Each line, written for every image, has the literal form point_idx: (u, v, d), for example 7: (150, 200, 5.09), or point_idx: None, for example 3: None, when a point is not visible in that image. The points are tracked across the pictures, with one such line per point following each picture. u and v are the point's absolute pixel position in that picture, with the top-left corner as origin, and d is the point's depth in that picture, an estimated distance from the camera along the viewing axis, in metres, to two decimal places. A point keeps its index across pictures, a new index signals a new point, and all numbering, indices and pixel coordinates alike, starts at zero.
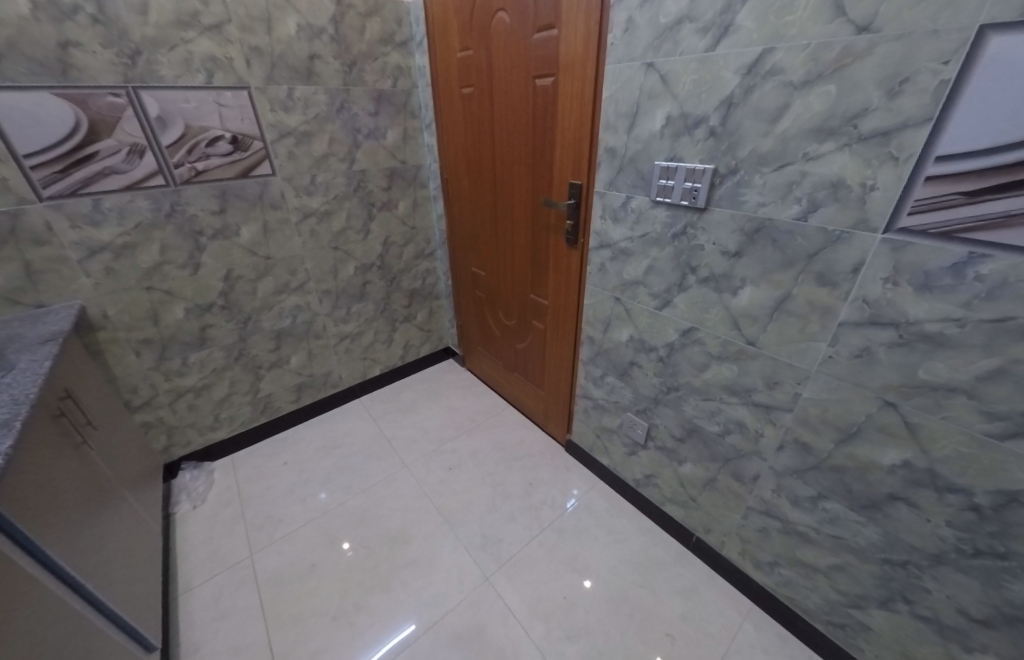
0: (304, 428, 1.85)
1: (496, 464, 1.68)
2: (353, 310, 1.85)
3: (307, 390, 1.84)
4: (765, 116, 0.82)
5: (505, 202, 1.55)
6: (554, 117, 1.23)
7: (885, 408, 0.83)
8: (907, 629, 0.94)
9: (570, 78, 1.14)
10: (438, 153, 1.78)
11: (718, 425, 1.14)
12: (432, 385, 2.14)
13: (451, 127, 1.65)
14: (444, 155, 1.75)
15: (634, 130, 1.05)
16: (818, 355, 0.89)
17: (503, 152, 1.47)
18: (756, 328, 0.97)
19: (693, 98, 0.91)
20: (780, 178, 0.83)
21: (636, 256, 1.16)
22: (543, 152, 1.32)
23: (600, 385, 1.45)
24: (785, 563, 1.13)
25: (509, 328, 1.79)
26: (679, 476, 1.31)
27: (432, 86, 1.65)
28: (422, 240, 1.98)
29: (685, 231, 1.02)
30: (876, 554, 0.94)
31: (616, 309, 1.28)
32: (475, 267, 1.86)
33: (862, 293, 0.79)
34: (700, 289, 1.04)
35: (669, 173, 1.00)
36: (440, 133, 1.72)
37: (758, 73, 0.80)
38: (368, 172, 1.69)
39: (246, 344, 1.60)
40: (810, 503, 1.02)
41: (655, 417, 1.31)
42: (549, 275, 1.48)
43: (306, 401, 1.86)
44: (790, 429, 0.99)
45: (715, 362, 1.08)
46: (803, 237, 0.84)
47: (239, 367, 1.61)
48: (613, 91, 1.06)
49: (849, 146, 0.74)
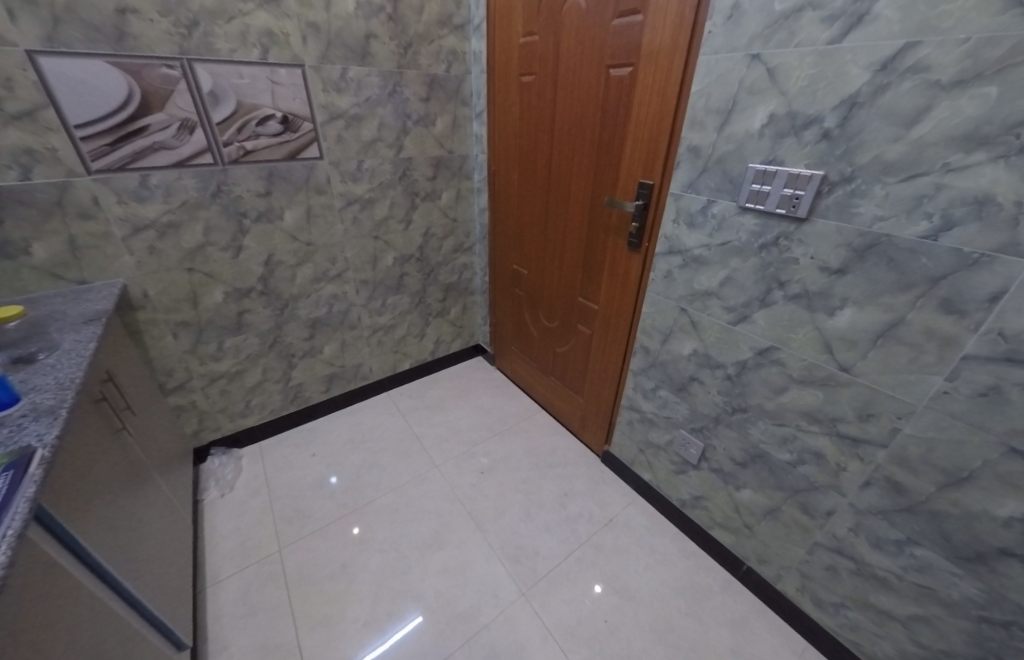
0: (331, 420, 1.79)
1: (529, 471, 1.59)
2: (388, 302, 1.79)
3: (336, 381, 1.78)
4: (898, 120, 0.73)
5: (560, 198, 1.46)
6: (628, 111, 1.15)
7: (1009, 455, 0.74)
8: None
9: (653, 69, 1.05)
10: (487, 143, 1.70)
11: (790, 454, 1.04)
12: (461, 383, 2.06)
13: (504, 117, 1.57)
14: (494, 147, 1.67)
15: (726, 129, 0.96)
16: (930, 389, 0.80)
17: (562, 146, 1.38)
18: (854, 353, 0.88)
19: (807, 95, 0.82)
20: (908, 190, 0.75)
21: (712, 265, 1.07)
22: (611, 149, 1.23)
23: (651, 398, 1.35)
24: (853, 606, 1.03)
25: (550, 330, 1.70)
26: (735, 501, 1.21)
27: (488, 72, 1.57)
28: (462, 232, 1.90)
29: (777, 242, 0.93)
30: (972, 611, 0.84)
31: (680, 320, 1.19)
32: (517, 265, 1.77)
33: (999, 325, 0.70)
34: (787, 305, 0.96)
35: (765, 177, 0.91)
36: (492, 123, 1.63)
37: (896, 69, 0.72)
38: (414, 160, 1.62)
39: (281, 331, 1.54)
40: (895, 547, 0.92)
41: (713, 438, 1.20)
42: (602, 279, 1.39)
43: (335, 393, 1.80)
44: (881, 466, 0.90)
45: (797, 386, 0.98)
46: (928, 257, 0.75)
47: (273, 356, 1.56)
48: (704, 85, 0.97)
49: (1005, 157, 0.65)
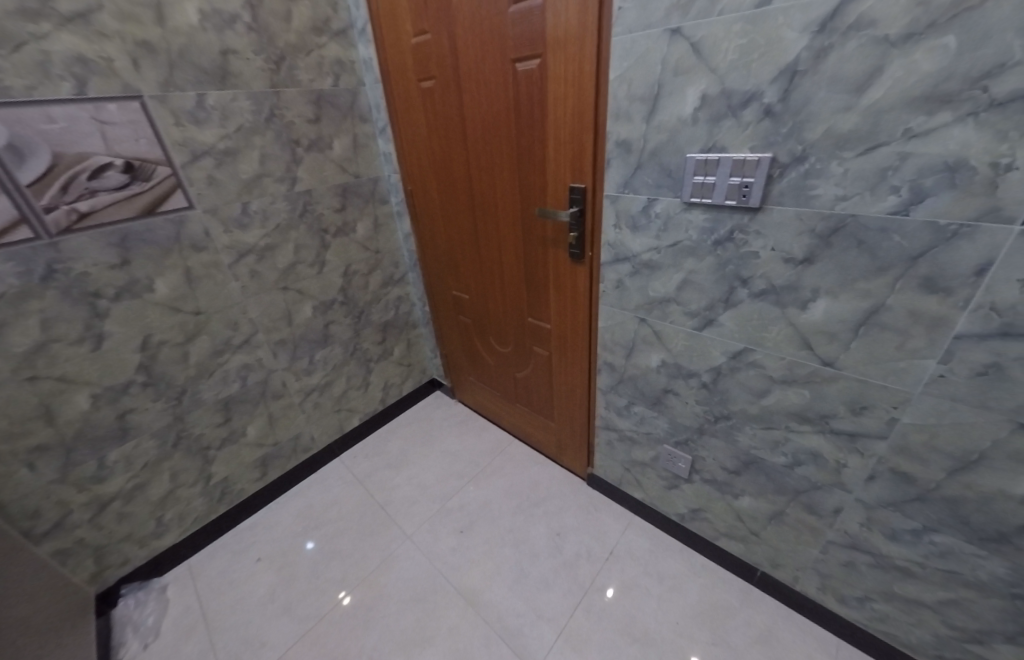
0: (276, 508, 1.54)
1: (513, 516, 1.43)
2: (317, 357, 1.56)
3: (271, 463, 1.53)
4: (847, 86, 0.64)
5: (488, 213, 1.30)
6: (544, 109, 1.01)
7: (1020, 432, 0.67)
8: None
9: (563, 59, 0.92)
10: (398, 161, 1.51)
11: (784, 458, 0.96)
12: (421, 427, 1.87)
13: (411, 130, 1.39)
14: (406, 166, 1.49)
15: (656, 117, 0.84)
16: (923, 374, 0.72)
17: (479, 157, 1.23)
18: (835, 346, 0.80)
19: (740, 69, 0.72)
20: (868, 164, 0.66)
21: (665, 269, 0.95)
22: (533, 154, 1.09)
23: (626, 415, 1.23)
24: (879, 598, 0.94)
25: (505, 356, 1.55)
26: (735, 511, 1.11)
27: (383, 81, 1.38)
28: (389, 263, 1.70)
29: (732, 236, 0.83)
30: (1004, 589, 0.77)
31: (641, 331, 1.07)
32: (456, 290, 1.60)
33: (990, 299, 0.63)
34: (754, 304, 0.86)
35: (708, 167, 0.80)
36: (399, 139, 1.45)
37: (837, 28, 0.62)
38: (315, 192, 1.40)
39: (184, 423, 1.27)
40: (912, 536, 0.84)
41: (700, 450, 1.10)
42: (550, 297, 1.26)
43: (272, 476, 1.55)
44: (883, 458, 0.82)
45: (780, 386, 0.89)
46: (901, 235, 0.67)
47: (180, 455, 1.29)
48: (623, 69, 0.85)
49: (974, 115, 0.57)
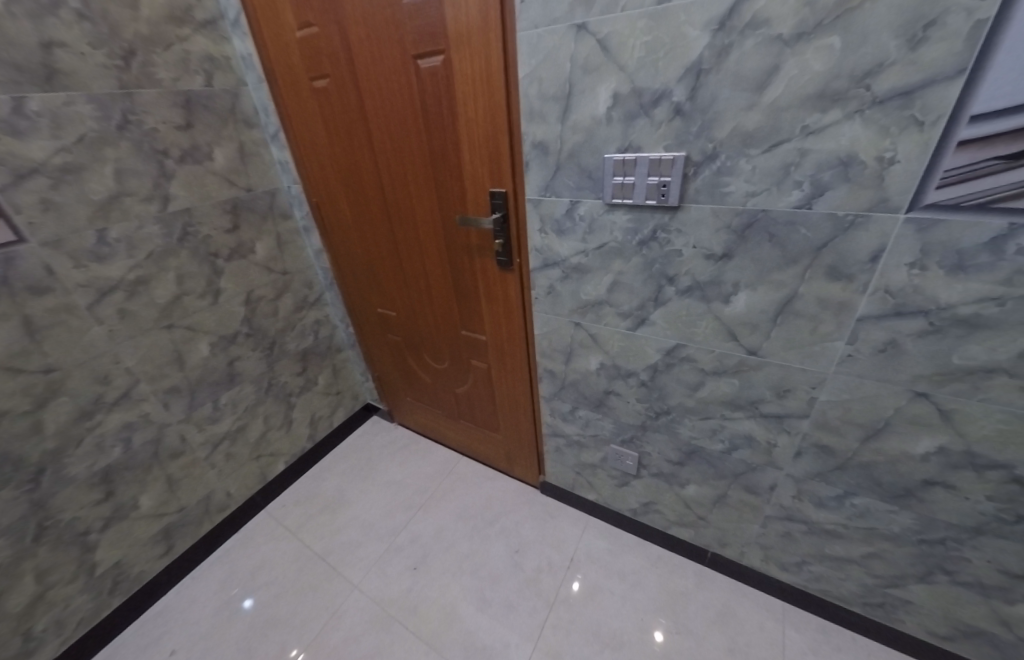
0: (191, 582, 1.33)
1: (469, 541, 1.38)
2: (223, 401, 1.36)
3: (177, 533, 1.32)
4: (748, 84, 0.65)
5: (405, 223, 1.21)
6: (454, 110, 0.94)
7: (916, 399, 0.75)
8: (953, 600, 0.89)
9: (467, 56, 0.85)
10: (297, 170, 1.36)
11: (722, 444, 1.00)
12: (360, 459, 1.73)
13: (308, 135, 1.25)
14: (308, 176, 1.34)
15: (570, 117, 0.81)
16: (835, 355, 0.78)
17: (389, 163, 1.13)
18: (757, 335, 0.83)
19: (648, 67, 0.70)
20: (773, 160, 0.68)
21: (594, 272, 0.94)
22: (447, 158, 1.02)
23: (572, 420, 1.24)
24: (814, 560, 1.03)
25: (443, 371, 1.49)
26: (683, 499, 1.15)
27: (269, 81, 1.22)
28: (301, 284, 1.54)
29: (656, 236, 0.83)
30: (912, 537, 0.87)
31: (577, 335, 1.05)
32: (382, 308, 1.50)
33: (884, 282, 0.69)
34: (682, 302, 0.87)
35: (626, 168, 0.79)
36: (295, 145, 1.30)
37: (735, 26, 0.63)
38: (197, 210, 1.21)
39: (48, 509, 1.04)
40: (836, 502, 0.92)
41: (645, 445, 1.13)
42: (481, 308, 1.21)
43: (179, 550, 1.33)
44: (807, 434, 0.88)
45: (712, 378, 0.92)
46: (807, 228, 0.70)
47: (46, 550, 1.05)
48: (531, 67, 0.80)
49: (860, 112, 0.61)
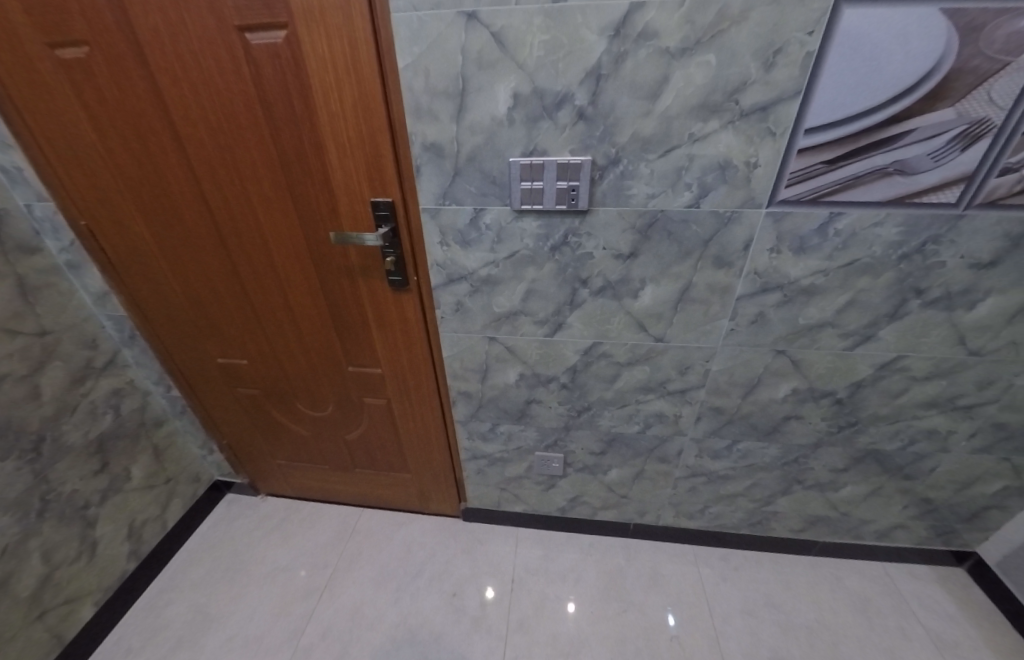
0: None
1: (396, 605, 1.32)
2: None
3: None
4: (643, 92, 0.68)
5: (253, 244, 0.97)
6: (310, 104, 0.76)
7: (777, 355, 0.95)
8: (805, 501, 1.22)
9: (323, 36, 0.69)
10: (59, 179, 0.98)
11: (638, 424, 1.12)
12: (224, 563, 1.45)
13: (70, 130, 0.90)
14: (71, 192, 0.99)
15: (466, 117, 0.72)
16: (721, 330, 0.92)
17: (214, 168, 0.87)
18: (662, 324, 0.92)
19: (548, 68, 0.67)
20: (668, 164, 0.73)
21: (507, 282, 0.89)
22: (305, 164, 0.83)
23: (493, 436, 1.25)
24: (712, 503, 1.29)
25: (328, 410, 1.30)
26: (606, 484, 1.30)
27: None
28: (76, 344, 1.16)
29: (567, 240, 0.82)
30: (778, 462, 1.14)
31: (492, 350, 1.02)
32: (224, 357, 1.24)
33: (754, 266, 0.83)
34: (596, 302, 0.90)
35: (534, 172, 0.74)
36: (48, 144, 0.93)
37: (629, 35, 0.64)
38: None
39: None
40: (726, 450, 1.14)
41: (569, 444, 1.22)
42: (373, 337, 1.07)
43: None
44: (704, 400, 1.05)
45: (626, 369, 1.01)
46: (697, 224, 0.79)
47: None
48: (414, 56, 0.69)
49: (732, 122, 0.69)
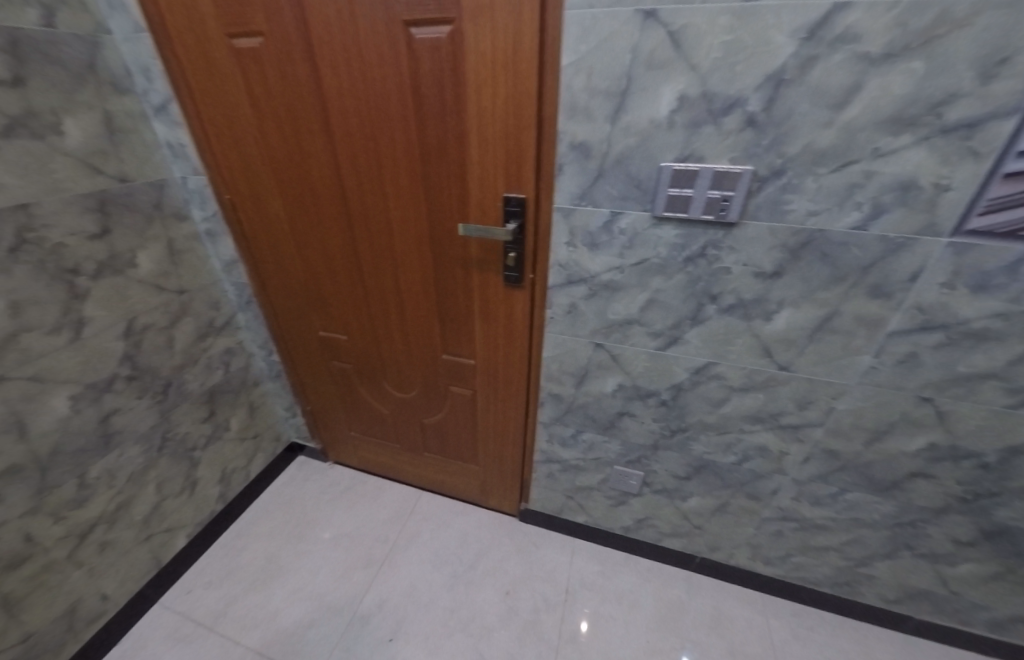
0: None
1: (451, 592, 1.33)
2: (93, 475, 1.06)
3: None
4: (828, 101, 0.62)
5: (377, 229, 1.00)
6: (461, 98, 0.77)
7: (920, 402, 0.84)
8: (910, 569, 1.08)
9: (488, 32, 0.69)
10: (212, 155, 1.07)
11: (735, 455, 1.05)
12: (295, 520, 1.53)
13: (231, 111, 0.97)
14: (221, 167, 1.08)
15: (623, 117, 0.70)
16: (860, 367, 0.83)
17: (355, 154, 0.91)
18: (791, 351, 0.85)
19: (723, 71, 0.63)
20: (840, 180, 0.67)
21: (629, 290, 0.86)
22: (444, 156, 0.84)
23: (573, 444, 1.22)
24: (797, 552, 1.18)
25: (413, 394, 1.34)
26: (682, 511, 1.23)
27: (166, 33, 0.92)
28: (203, 305, 1.27)
29: (705, 252, 0.78)
30: (889, 521, 1.02)
31: (596, 357, 0.99)
32: (326, 331, 1.31)
33: (917, 301, 0.74)
34: (721, 320, 0.85)
35: (686, 179, 0.71)
36: (210, 124, 1.01)
37: (825, 38, 0.58)
38: (40, 207, 0.87)
39: None
40: (830, 498, 1.04)
41: (652, 464, 1.16)
42: (474, 329, 1.08)
43: None
44: (818, 441, 0.96)
45: (738, 394, 0.94)
46: (859, 247, 0.71)
47: None
48: (580, 54, 0.67)
49: (928, 138, 0.61)
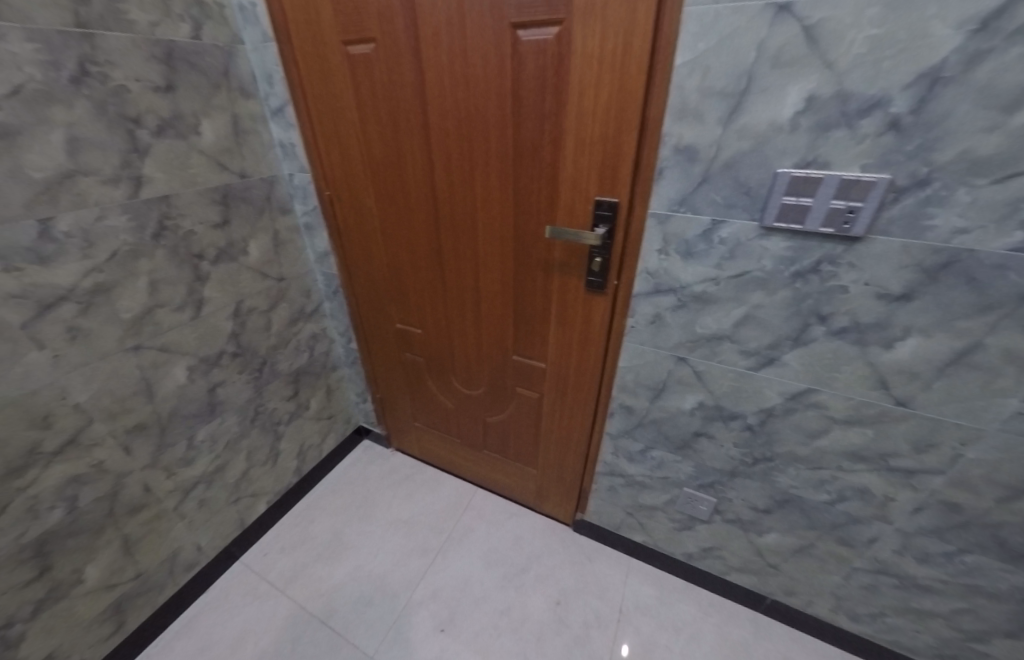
0: (157, 654, 1.17)
1: (502, 592, 1.33)
2: (199, 437, 1.18)
3: (130, 605, 1.12)
4: (997, 102, 0.53)
5: (462, 227, 1.03)
6: (561, 99, 0.76)
7: None
8: None
9: (598, 31, 0.68)
10: (316, 154, 1.15)
11: (828, 494, 0.95)
12: (359, 500, 1.61)
13: (339, 113, 1.04)
14: (324, 165, 1.16)
15: (738, 120, 0.65)
16: (1003, 412, 0.71)
17: (449, 154, 0.94)
18: (914, 386, 0.75)
19: (865, 69, 0.57)
20: (1002, 194, 0.57)
21: (723, 303, 0.81)
22: (537, 157, 0.84)
23: (641, 459, 1.17)
24: (892, 612, 1.04)
25: (479, 391, 1.36)
26: (757, 546, 1.13)
27: (289, 42, 1.01)
28: (297, 292, 1.37)
29: (818, 268, 0.71)
30: (1020, 596, 0.87)
31: (677, 371, 0.94)
32: (402, 323, 1.36)
33: None
34: (829, 343, 0.77)
35: (805, 187, 0.65)
36: (318, 125, 1.09)
37: (1001, 30, 0.50)
38: (177, 198, 0.99)
39: None
40: (944, 558, 0.90)
41: (727, 492, 1.08)
42: (549, 332, 1.07)
43: (131, 627, 1.13)
44: (935, 491, 0.83)
45: (840, 427, 0.85)
46: (1020, 273, 0.60)
47: None
48: (697, 52, 0.64)
49: None
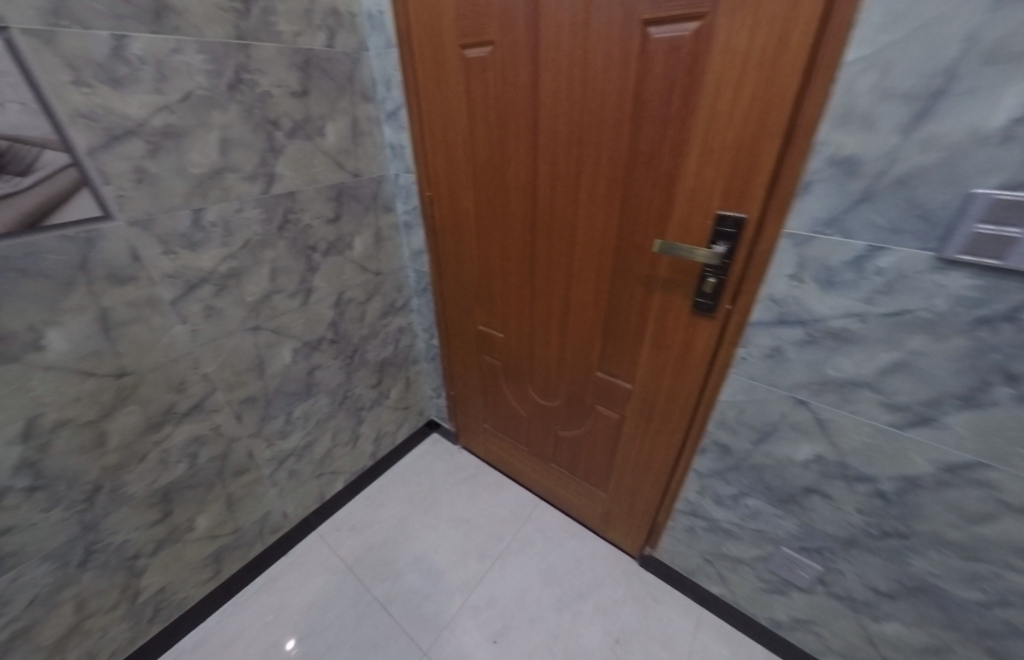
0: (242, 603, 1.28)
1: (558, 616, 1.27)
2: (295, 413, 1.28)
3: (226, 556, 1.25)
4: None
5: (560, 234, 0.99)
6: (691, 102, 0.69)
7: None
8: None
9: (748, 26, 0.60)
10: (422, 155, 1.19)
11: (983, 594, 0.76)
12: (425, 492, 1.65)
13: (449, 116, 1.06)
14: (428, 166, 1.19)
15: (922, 128, 0.54)
16: None
17: (556, 158, 0.90)
18: None
19: None
20: None
21: (868, 344, 0.68)
22: (654, 165, 0.78)
23: (730, 505, 1.04)
24: None
25: (555, 403, 1.31)
26: (868, 633, 0.95)
27: (410, 47, 1.04)
28: (390, 286, 1.44)
29: (1014, 316, 0.56)
30: None
31: (790, 415, 0.82)
32: (485, 325, 1.37)
33: None
34: (1016, 411, 0.60)
35: (1013, 214, 0.51)
36: (427, 127, 1.12)
37: None
38: (300, 194, 1.08)
39: (100, 531, 0.95)
40: None
41: (837, 562, 0.92)
42: (641, 352, 0.99)
43: (224, 575, 1.26)
44: None
45: (1016, 517, 0.67)
46: None
47: (90, 576, 0.96)
48: (878, 47, 0.54)
49: None
